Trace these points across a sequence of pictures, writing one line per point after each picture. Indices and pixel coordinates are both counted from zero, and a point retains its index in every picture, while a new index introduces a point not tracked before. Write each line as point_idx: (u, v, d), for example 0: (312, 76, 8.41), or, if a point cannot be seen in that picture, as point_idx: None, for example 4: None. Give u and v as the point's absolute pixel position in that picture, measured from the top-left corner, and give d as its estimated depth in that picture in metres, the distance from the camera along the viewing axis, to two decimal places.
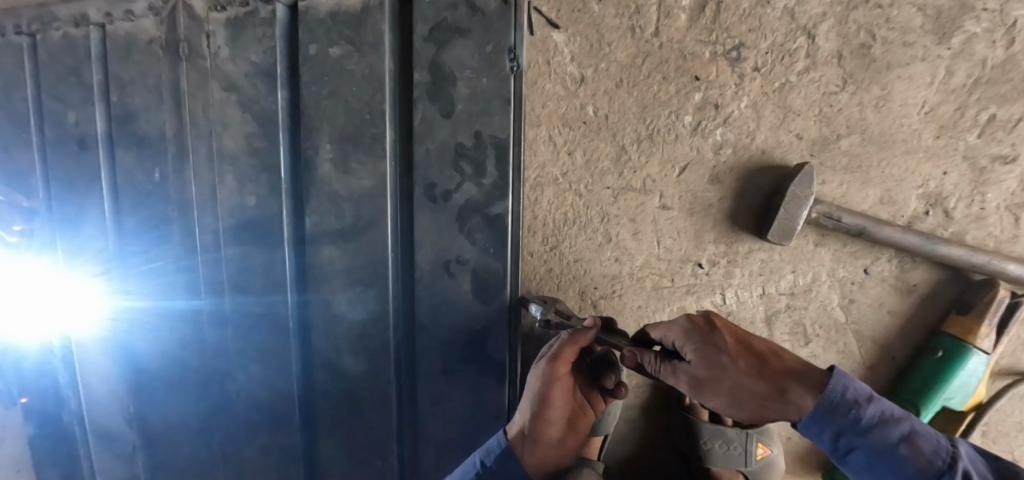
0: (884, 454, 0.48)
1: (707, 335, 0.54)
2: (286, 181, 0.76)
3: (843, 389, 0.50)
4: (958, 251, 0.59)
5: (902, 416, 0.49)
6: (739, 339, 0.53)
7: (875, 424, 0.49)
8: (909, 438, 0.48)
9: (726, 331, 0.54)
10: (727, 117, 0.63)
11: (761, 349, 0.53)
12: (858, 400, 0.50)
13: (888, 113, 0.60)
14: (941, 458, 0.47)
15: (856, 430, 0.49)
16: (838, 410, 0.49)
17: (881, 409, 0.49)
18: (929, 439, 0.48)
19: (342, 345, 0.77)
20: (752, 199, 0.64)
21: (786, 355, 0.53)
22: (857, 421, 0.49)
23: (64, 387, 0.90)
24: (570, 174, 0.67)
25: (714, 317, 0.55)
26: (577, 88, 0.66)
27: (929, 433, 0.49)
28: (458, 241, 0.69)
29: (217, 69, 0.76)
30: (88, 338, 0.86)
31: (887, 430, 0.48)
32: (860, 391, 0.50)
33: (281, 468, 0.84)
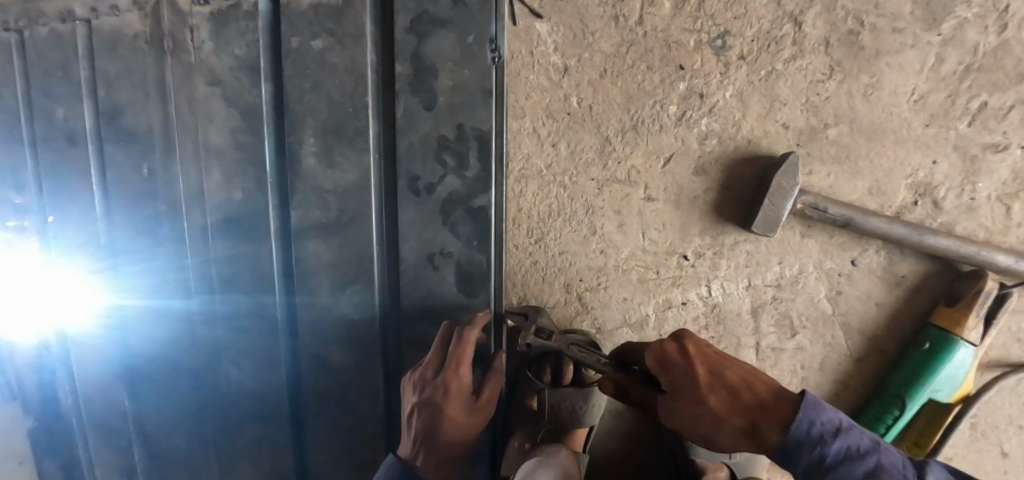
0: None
1: (679, 365, 0.53)
2: (271, 175, 0.76)
3: (808, 425, 0.44)
4: (947, 242, 0.58)
5: (869, 450, 0.43)
6: (709, 370, 0.51)
7: (840, 461, 0.43)
8: (874, 475, 0.42)
9: (699, 360, 0.52)
10: (712, 107, 0.62)
11: (733, 381, 0.50)
12: (824, 436, 0.44)
13: (877, 101, 0.59)
14: None
15: (820, 469, 0.44)
16: (801, 449, 0.44)
17: (847, 444, 0.44)
18: (897, 474, 0.42)
19: (330, 338, 0.78)
20: (738, 190, 0.63)
21: (760, 385, 0.49)
22: (821, 460, 0.44)
23: (61, 380, 0.90)
24: (554, 166, 0.67)
25: (688, 342, 0.54)
26: (560, 79, 0.64)
27: (898, 467, 0.42)
28: (442, 233, 0.69)
29: (202, 63, 0.75)
30: (83, 333, 0.86)
31: (851, 468, 0.43)
32: (828, 424, 0.45)
33: (273, 460, 0.86)
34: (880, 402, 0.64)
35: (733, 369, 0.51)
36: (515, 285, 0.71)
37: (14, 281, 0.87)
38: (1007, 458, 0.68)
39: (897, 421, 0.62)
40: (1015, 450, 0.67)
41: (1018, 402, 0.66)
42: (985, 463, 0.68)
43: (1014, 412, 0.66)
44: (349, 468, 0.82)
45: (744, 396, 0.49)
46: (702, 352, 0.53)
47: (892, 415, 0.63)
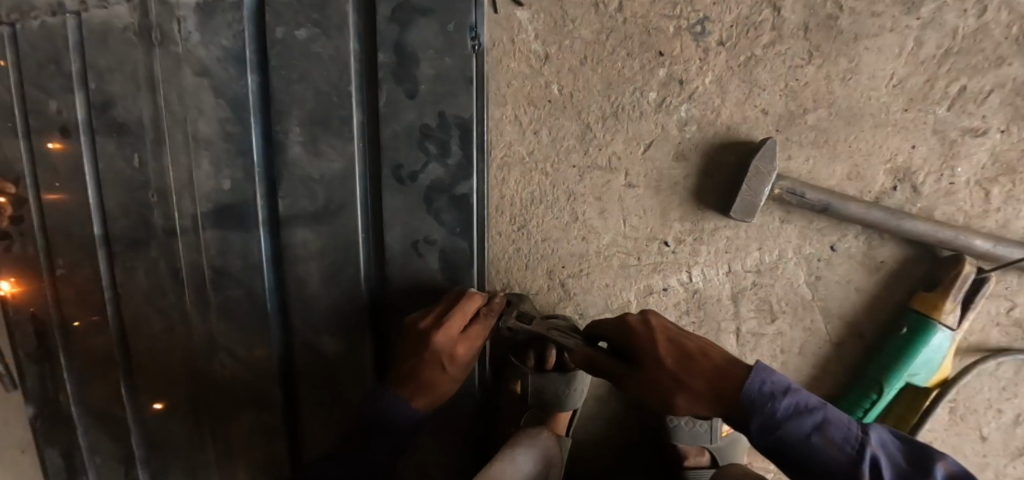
0: (799, 446, 0.46)
1: (641, 335, 0.55)
2: (258, 164, 0.76)
3: (760, 383, 0.48)
4: (925, 227, 0.58)
5: (816, 406, 0.47)
6: (669, 338, 0.54)
7: (790, 416, 0.46)
8: (822, 428, 0.46)
9: (659, 331, 0.55)
10: (691, 93, 0.62)
11: (690, 347, 0.53)
12: (775, 393, 0.47)
13: (855, 86, 0.59)
14: (851, 444, 0.44)
15: (773, 424, 0.47)
16: (755, 405, 0.47)
17: (796, 401, 0.47)
18: (841, 427, 0.46)
19: (319, 326, 0.79)
20: (718, 176, 0.63)
21: (716, 352, 0.52)
22: (773, 415, 0.47)
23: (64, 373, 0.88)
24: (536, 153, 0.67)
25: (651, 316, 0.56)
26: (541, 66, 0.65)
27: (843, 421, 0.46)
28: (427, 221, 0.70)
29: (190, 54, 0.74)
30: (87, 324, 0.86)
31: (800, 422, 0.46)
32: (778, 384, 0.48)
33: (267, 446, 0.87)
34: (859, 386, 0.65)
35: (689, 338, 0.54)
36: (498, 271, 0.72)
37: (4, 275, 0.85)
38: (985, 442, 0.69)
39: (875, 405, 0.63)
40: (993, 434, 0.68)
41: (995, 386, 0.66)
42: (964, 446, 0.69)
43: (993, 396, 0.67)
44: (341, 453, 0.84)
45: (706, 361, 0.51)
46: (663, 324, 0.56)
47: (871, 399, 0.63)
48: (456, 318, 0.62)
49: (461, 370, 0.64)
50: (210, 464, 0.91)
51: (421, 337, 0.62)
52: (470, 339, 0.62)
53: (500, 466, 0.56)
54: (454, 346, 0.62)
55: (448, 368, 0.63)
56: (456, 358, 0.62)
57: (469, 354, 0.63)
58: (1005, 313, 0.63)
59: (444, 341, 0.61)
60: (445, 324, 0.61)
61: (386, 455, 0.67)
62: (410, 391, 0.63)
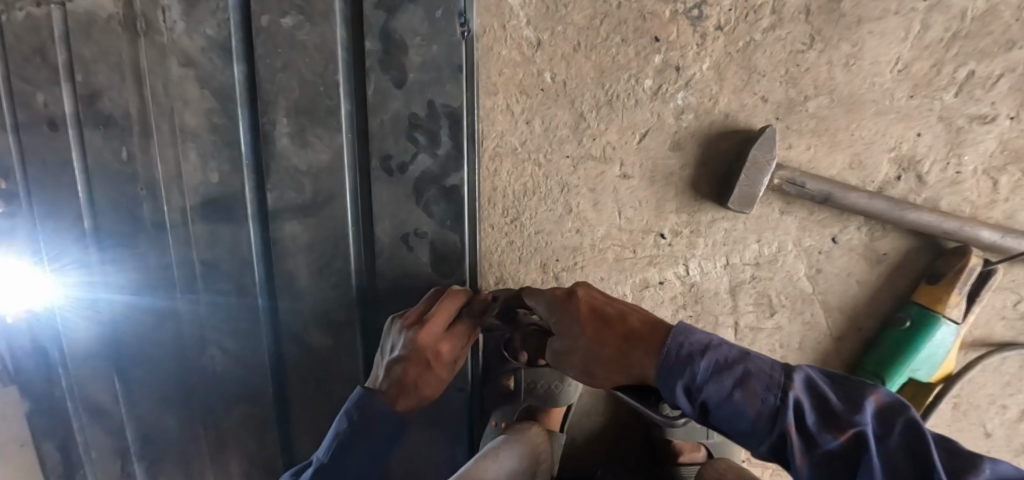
0: (722, 406, 0.45)
1: (571, 309, 0.55)
2: (246, 155, 0.73)
3: (676, 348, 0.48)
4: (929, 218, 0.56)
5: (738, 360, 0.46)
6: (598, 309, 0.55)
7: (710, 377, 0.46)
8: (741, 383, 0.44)
9: (588, 302, 0.55)
10: (688, 80, 0.59)
11: (610, 315, 0.54)
12: (693, 355, 0.47)
13: (859, 72, 0.57)
14: (773, 394, 0.42)
15: (695, 387, 0.46)
16: (675, 371, 0.48)
17: (715, 359, 0.46)
18: (762, 377, 0.44)
19: (309, 320, 0.78)
20: (716, 166, 0.61)
21: (637, 317, 0.54)
22: (694, 378, 0.46)
23: (57, 367, 0.86)
24: (528, 143, 0.65)
25: (581, 287, 0.57)
26: (533, 53, 0.62)
27: (764, 370, 0.44)
28: (416, 213, 0.68)
29: (175, 45, 0.70)
30: (81, 324, 0.83)
31: (720, 381, 0.45)
32: (697, 345, 0.48)
33: (260, 441, 0.87)
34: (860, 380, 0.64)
35: (615, 306, 0.55)
36: (491, 265, 0.71)
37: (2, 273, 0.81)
38: (989, 438, 0.67)
39: None
40: (997, 430, 0.67)
41: (1000, 381, 0.64)
42: (968, 443, 0.68)
43: (996, 392, 0.65)
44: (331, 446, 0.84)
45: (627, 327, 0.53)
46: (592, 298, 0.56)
47: None
48: (439, 315, 0.62)
49: (447, 367, 0.64)
50: (205, 458, 0.90)
51: (404, 337, 0.62)
52: (453, 336, 0.63)
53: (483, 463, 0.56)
54: (437, 344, 0.62)
55: (433, 366, 0.63)
56: (440, 356, 0.63)
57: (452, 351, 0.63)
58: (1010, 307, 0.61)
59: (428, 340, 0.61)
60: (428, 322, 0.61)
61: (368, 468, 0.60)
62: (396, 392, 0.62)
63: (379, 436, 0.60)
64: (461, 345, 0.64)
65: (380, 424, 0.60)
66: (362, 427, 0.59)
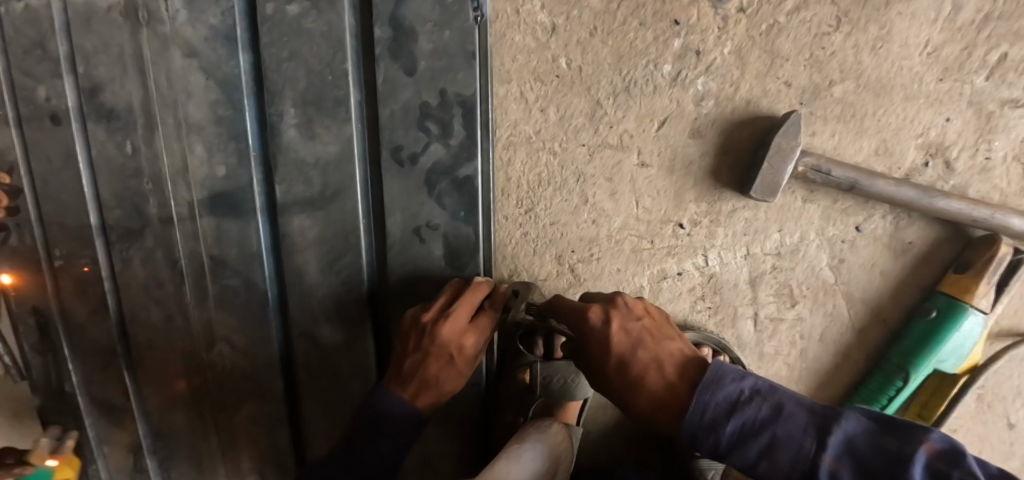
0: (751, 470, 0.45)
1: (601, 334, 0.54)
2: (254, 148, 0.71)
3: (701, 409, 0.46)
4: (957, 205, 0.54)
5: (764, 424, 0.44)
6: (629, 336, 0.53)
7: (735, 442, 0.45)
8: (768, 452, 0.43)
9: (618, 331, 0.54)
10: (709, 66, 0.57)
11: (642, 357, 0.52)
12: (717, 419, 0.46)
13: (886, 55, 0.55)
14: (802, 464, 0.41)
15: (719, 452, 0.46)
16: (698, 436, 0.47)
17: (741, 422, 0.45)
18: (790, 446, 0.42)
19: (320, 315, 0.76)
20: (737, 153, 0.60)
21: (672, 365, 0.52)
22: (717, 444, 0.46)
23: (67, 364, 0.84)
24: (543, 132, 0.63)
25: (614, 313, 0.55)
26: (548, 39, 0.60)
27: (792, 437, 0.43)
28: (429, 205, 0.67)
29: (177, 34, 0.67)
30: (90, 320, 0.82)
31: (746, 447, 0.45)
32: (721, 406, 0.46)
33: (271, 436, 0.87)
34: (884, 372, 0.63)
35: (648, 343, 0.53)
36: (504, 258, 0.70)
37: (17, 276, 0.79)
38: (1012, 428, 0.67)
39: (900, 391, 0.62)
40: (1021, 421, 0.66)
41: None
42: (989, 434, 0.67)
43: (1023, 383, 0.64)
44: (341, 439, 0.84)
45: (660, 374, 0.51)
46: (625, 327, 0.54)
47: (895, 386, 0.62)
48: (462, 307, 0.61)
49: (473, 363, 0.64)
50: (217, 453, 0.90)
51: (428, 333, 0.61)
52: (477, 330, 0.62)
53: (504, 466, 0.54)
54: (460, 338, 0.61)
55: (459, 364, 0.63)
56: (465, 352, 0.62)
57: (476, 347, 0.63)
58: None
59: (450, 335, 0.61)
60: (450, 316, 0.61)
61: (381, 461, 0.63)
62: (417, 390, 0.63)
63: (398, 432, 0.63)
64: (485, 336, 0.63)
65: (399, 420, 0.62)
66: (379, 423, 0.62)
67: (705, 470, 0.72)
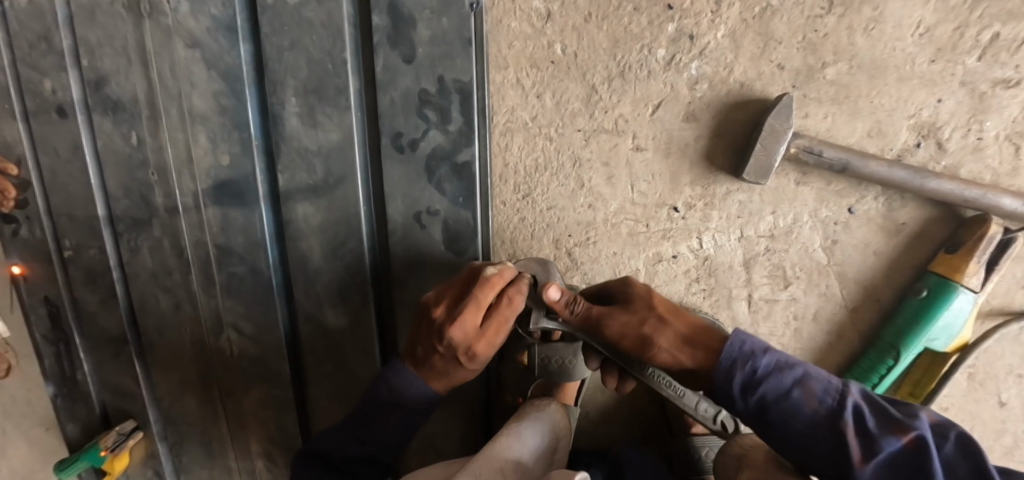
0: (781, 402, 0.50)
1: (646, 294, 0.60)
2: (256, 137, 0.72)
3: (740, 343, 0.53)
4: (949, 186, 0.55)
5: (797, 362, 0.52)
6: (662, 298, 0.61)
7: (770, 371, 0.51)
8: (801, 381, 0.50)
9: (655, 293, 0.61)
10: (702, 49, 0.58)
11: (678, 308, 0.60)
12: (755, 352, 0.53)
13: (879, 37, 0.55)
14: (832, 395, 0.49)
15: (754, 379, 0.51)
16: (736, 363, 0.52)
17: (776, 359, 0.52)
18: (820, 380, 0.50)
19: (324, 300, 0.78)
20: (732, 136, 0.60)
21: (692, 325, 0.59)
22: (754, 371, 0.52)
23: (80, 351, 0.86)
24: (540, 118, 0.64)
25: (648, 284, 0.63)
26: (544, 25, 0.60)
27: (821, 375, 0.51)
28: (429, 191, 0.68)
29: (180, 26, 0.67)
30: (101, 309, 0.84)
31: (780, 376, 0.51)
32: (758, 344, 0.53)
33: (279, 419, 0.89)
34: (876, 351, 0.64)
35: (680, 312, 0.60)
36: (503, 242, 0.72)
37: (28, 266, 0.81)
38: (1004, 407, 0.68)
39: (892, 369, 0.63)
40: (1013, 400, 0.67)
41: (1018, 351, 0.64)
42: (982, 412, 0.69)
43: (1014, 362, 0.65)
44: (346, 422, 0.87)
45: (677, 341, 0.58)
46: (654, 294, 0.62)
47: (887, 365, 0.63)
48: (471, 313, 0.58)
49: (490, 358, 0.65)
50: (226, 438, 0.93)
51: (439, 332, 0.60)
52: (490, 342, 0.60)
53: (506, 441, 0.56)
54: (471, 343, 0.60)
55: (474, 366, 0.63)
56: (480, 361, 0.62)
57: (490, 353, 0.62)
58: None
59: (460, 339, 0.59)
60: (460, 321, 0.58)
61: (396, 434, 0.66)
62: (433, 380, 0.64)
63: (411, 407, 0.65)
64: (497, 343, 0.61)
65: (410, 399, 0.64)
66: (391, 400, 0.64)
67: (700, 447, 0.74)
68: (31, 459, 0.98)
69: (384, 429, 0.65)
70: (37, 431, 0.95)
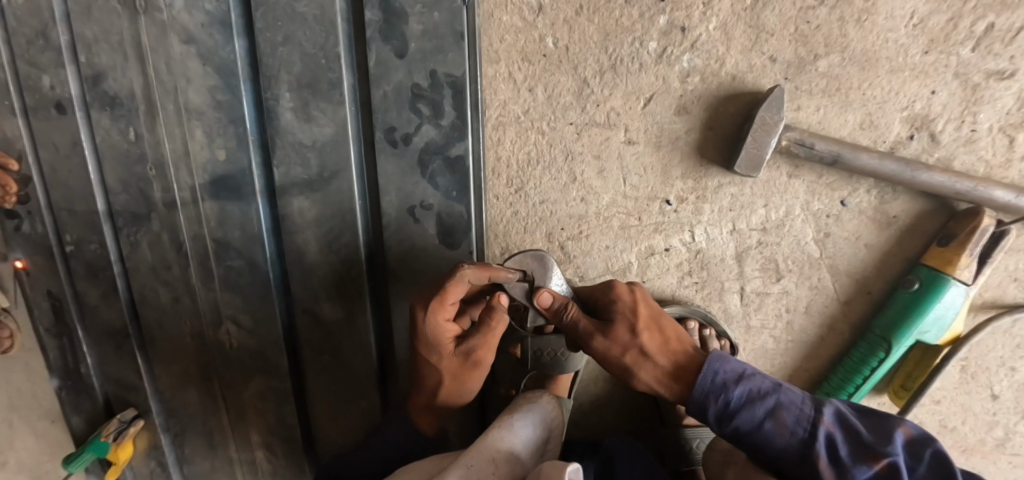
0: (755, 433, 0.53)
1: (631, 311, 0.58)
2: (252, 132, 0.72)
3: (713, 374, 0.56)
4: (940, 178, 0.55)
5: (769, 391, 0.54)
6: (649, 315, 0.59)
7: (742, 404, 0.54)
8: (773, 413, 0.53)
9: (642, 307, 0.59)
10: (694, 42, 0.58)
11: (665, 329, 0.59)
12: (727, 383, 0.55)
13: (872, 28, 0.54)
14: (802, 426, 0.51)
15: (728, 412, 0.55)
16: (709, 397, 0.56)
17: (749, 388, 0.55)
18: (792, 410, 0.53)
19: (321, 293, 0.79)
20: (724, 129, 0.60)
21: (675, 350, 0.59)
22: (726, 405, 0.55)
23: (82, 344, 0.88)
24: (532, 111, 0.64)
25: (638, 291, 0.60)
26: (536, 18, 0.60)
27: (794, 403, 0.53)
28: (422, 185, 0.69)
29: (174, 20, 0.67)
30: (102, 303, 0.85)
31: (753, 409, 0.54)
32: (731, 373, 0.56)
33: (277, 411, 0.90)
34: (867, 344, 0.64)
35: (662, 332, 0.59)
36: (497, 235, 0.72)
37: (31, 260, 0.82)
38: (996, 399, 0.68)
39: (883, 362, 0.63)
40: (1005, 392, 0.68)
41: (1009, 344, 0.65)
42: (973, 404, 0.69)
43: (1005, 354, 0.65)
44: (345, 415, 0.88)
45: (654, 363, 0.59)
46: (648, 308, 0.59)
47: (878, 357, 0.63)
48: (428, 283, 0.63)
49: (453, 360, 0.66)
50: (227, 429, 0.94)
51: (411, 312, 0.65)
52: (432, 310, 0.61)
53: (498, 433, 0.57)
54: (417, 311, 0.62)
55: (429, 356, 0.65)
56: (430, 336, 0.63)
57: (440, 328, 0.63)
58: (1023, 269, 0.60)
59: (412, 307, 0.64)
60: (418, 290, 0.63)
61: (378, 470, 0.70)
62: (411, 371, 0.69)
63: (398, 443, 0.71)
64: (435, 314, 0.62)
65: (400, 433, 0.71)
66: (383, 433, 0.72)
67: (691, 439, 0.75)
68: (37, 450, 0.99)
69: (371, 456, 0.70)
70: (41, 423, 0.97)
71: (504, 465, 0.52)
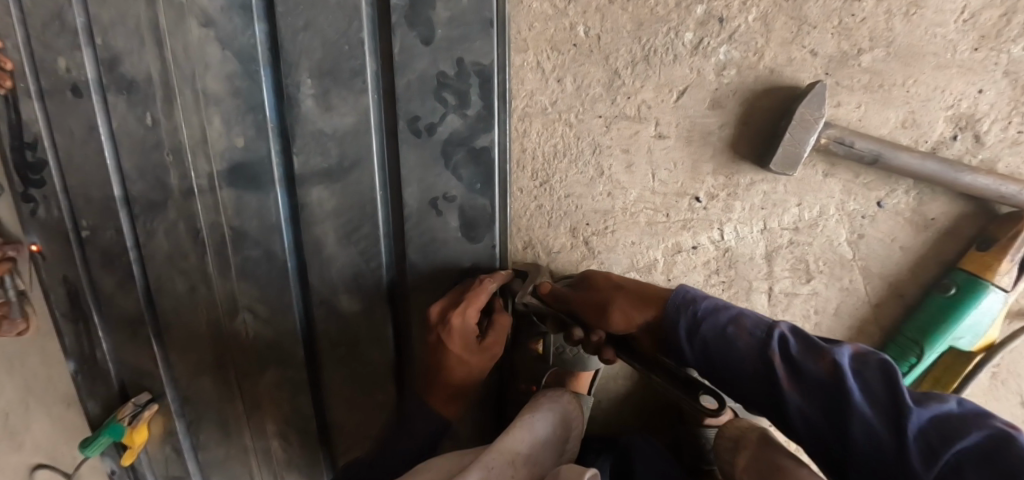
0: (719, 339, 0.56)
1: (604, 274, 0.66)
2: (271, 119, 0.71)
3: (683, 293, 0.60)
4: (985, 181, 0.53)
5: (732, 305, 0.58)
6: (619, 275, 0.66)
7: (709, 312, 0.58)
8: (735, 320, 0.56)
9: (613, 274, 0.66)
10: (732, 33, 0.56)
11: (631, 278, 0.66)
12: (696, 298, 0.60)
13: (919, 22, 0.52)
14: (760, 329, 0.55)
15: (696, 321, 0.58)
16: (680, 310, 0.59)
17: (716, 302, 0.59)
18: (753, 318, 0.56)
19: (338, 285, 0.78)
20: (759, 124, 0.58)
21: (635, 281, 0.65)
22: (695, 314, 0.59)
23: (98, 329, 0.88)
24: (559, 103, 0.63)
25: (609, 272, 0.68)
26: (566, 6, 0.58)
27: (754, 314, 0.57)
28: (444, 177, 0.67)
29: (192, 2, 0.66)
30: (117, 289, 0.85)
31: (718, 316, 0.57)
32: (699, 292, 0.61)
33: (292, 400, 0.90)
34: (896, 349, 0.64)
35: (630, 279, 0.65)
36: (519, 229, 0.71)
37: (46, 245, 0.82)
38: None
39: (913, 368, 0.62)
40: None
41: None
42: (1002, 410, 0.68)
43: None
44: (362, 407, 0.88)
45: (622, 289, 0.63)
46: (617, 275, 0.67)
47: (908, 363, 0.62)
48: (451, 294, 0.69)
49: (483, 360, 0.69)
50: (242, 418, 0.94)
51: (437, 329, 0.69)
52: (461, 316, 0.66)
53: (519, 431, 0.56)
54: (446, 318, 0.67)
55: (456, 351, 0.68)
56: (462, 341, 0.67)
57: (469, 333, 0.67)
58: None
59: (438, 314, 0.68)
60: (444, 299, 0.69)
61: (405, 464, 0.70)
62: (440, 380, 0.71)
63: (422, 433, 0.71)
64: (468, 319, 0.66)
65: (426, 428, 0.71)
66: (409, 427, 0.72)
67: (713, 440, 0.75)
68: (54, 433, 1.00)
69: (392, 458, 0.70)
70: (57, 407, 0.97)
71: (523, 465, 0.52)
